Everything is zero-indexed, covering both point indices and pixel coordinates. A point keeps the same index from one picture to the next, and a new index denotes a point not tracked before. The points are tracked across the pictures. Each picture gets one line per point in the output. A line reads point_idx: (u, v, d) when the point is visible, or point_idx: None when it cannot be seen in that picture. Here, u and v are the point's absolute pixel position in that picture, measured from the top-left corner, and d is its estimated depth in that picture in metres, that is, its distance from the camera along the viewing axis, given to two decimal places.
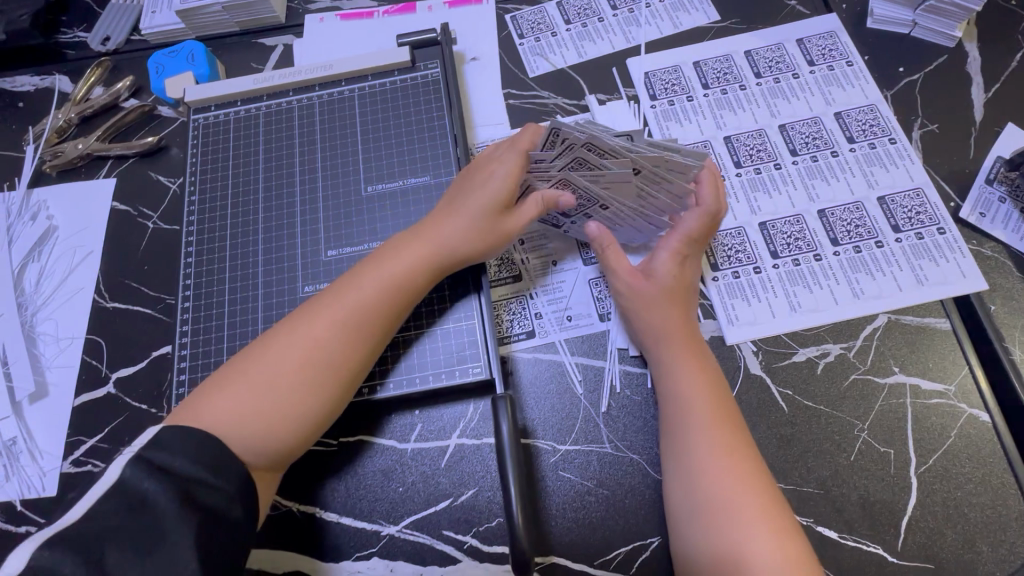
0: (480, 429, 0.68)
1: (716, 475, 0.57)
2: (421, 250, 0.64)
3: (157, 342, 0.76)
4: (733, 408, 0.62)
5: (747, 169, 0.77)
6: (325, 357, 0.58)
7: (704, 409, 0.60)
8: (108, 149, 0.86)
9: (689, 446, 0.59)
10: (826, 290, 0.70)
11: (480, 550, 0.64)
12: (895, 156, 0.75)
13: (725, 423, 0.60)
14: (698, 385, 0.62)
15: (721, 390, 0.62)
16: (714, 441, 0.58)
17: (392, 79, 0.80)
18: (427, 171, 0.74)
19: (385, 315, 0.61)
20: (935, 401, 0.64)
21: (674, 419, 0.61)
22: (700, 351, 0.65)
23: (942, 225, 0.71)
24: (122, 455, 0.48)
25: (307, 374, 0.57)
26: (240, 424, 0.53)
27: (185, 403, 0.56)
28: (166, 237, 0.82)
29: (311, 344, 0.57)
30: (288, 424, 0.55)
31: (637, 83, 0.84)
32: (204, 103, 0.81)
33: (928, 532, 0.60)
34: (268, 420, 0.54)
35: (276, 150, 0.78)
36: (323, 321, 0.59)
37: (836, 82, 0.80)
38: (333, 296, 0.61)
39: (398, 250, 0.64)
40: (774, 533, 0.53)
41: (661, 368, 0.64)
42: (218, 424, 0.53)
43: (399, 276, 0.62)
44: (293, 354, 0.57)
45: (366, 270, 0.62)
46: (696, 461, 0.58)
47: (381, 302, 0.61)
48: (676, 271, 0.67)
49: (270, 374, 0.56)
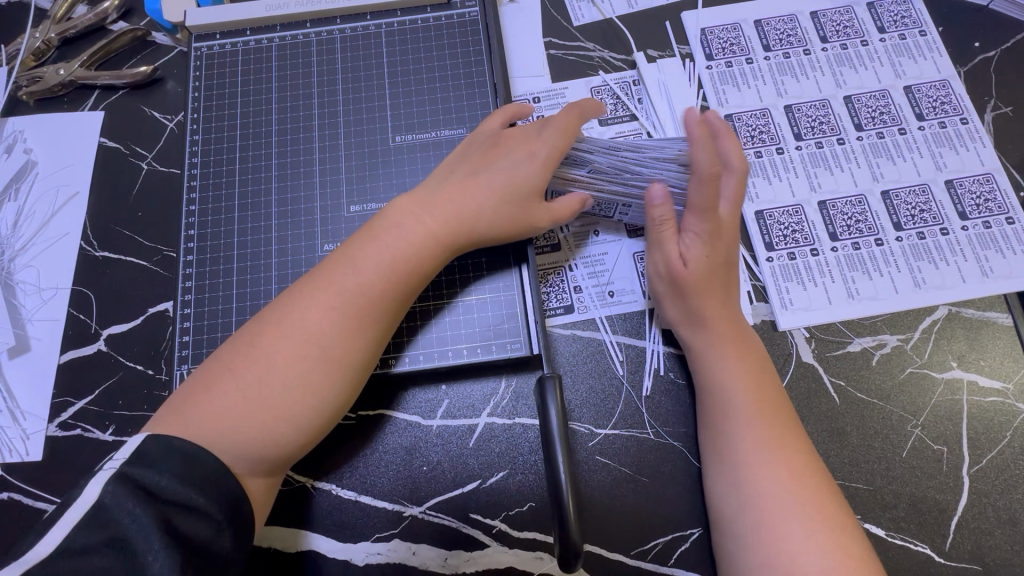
0: (513, 407, 0.63)
1: (760, 476, 0.52)
2: (441, 231, 0.56)
3: (154, 297, 0.68)
4: (779, 397, 0.57)
5: (807, 142, 0.71)
6: (326, 346, 0.51)
7: (748, 406, 0.55)
8: (94, 78, 0.75)
9: (731, 445, 0.55)
10: (886, 277, 0.66)
11: (508, 535, 0.60)
12: (966, 137, 0.70)
13: (770, 420, 0.55)
14: (737, 382, 0.57)
15: (766, 385, 0.57)
16: (758, 442, 0.54)
17: (423, 16, 0.71)
18: (463, 123, 0.67)
19: (394, 300, 0.54)
20: (992, 399, 0.62)
21: (714, 412, 0.57)
22: (745, 340, 0.59)
23: (1011, 215, 0.67)
24: (103, 470, 0.43)
25: (308, 363, 0.50)
26: (232, 422, 0.48)
27: (176, 397, 0.50)
28: (163, 181, 0.73)
29: (311, 329, 0.51)
30: (291, 416, 0.49)
31: (692, 40, 0.76)
32: (208, 29, 0.71)
33: (976, 532, 0.58)
34: (273, 408, 0.49)
35: (290, 90, 0.69)
36: (324, 304, 0.52)
37: (907, 52, 0.74)
38: (337, 273, 0.53)
39: (409, 222, 0.56)
40: (830, 533, 0.49)
41: (698, 363, 0.59)
42: (205, 424, 0.47)
43: (413, 255, 0.55)
44: (288, 343, 0.50)
45: (369, 247, 0.54)
46: (739, 460, 0.54)
47: (389, 286, 0.54)
48: (714, 250, 0.59)
49: (264, 368, 0.49)
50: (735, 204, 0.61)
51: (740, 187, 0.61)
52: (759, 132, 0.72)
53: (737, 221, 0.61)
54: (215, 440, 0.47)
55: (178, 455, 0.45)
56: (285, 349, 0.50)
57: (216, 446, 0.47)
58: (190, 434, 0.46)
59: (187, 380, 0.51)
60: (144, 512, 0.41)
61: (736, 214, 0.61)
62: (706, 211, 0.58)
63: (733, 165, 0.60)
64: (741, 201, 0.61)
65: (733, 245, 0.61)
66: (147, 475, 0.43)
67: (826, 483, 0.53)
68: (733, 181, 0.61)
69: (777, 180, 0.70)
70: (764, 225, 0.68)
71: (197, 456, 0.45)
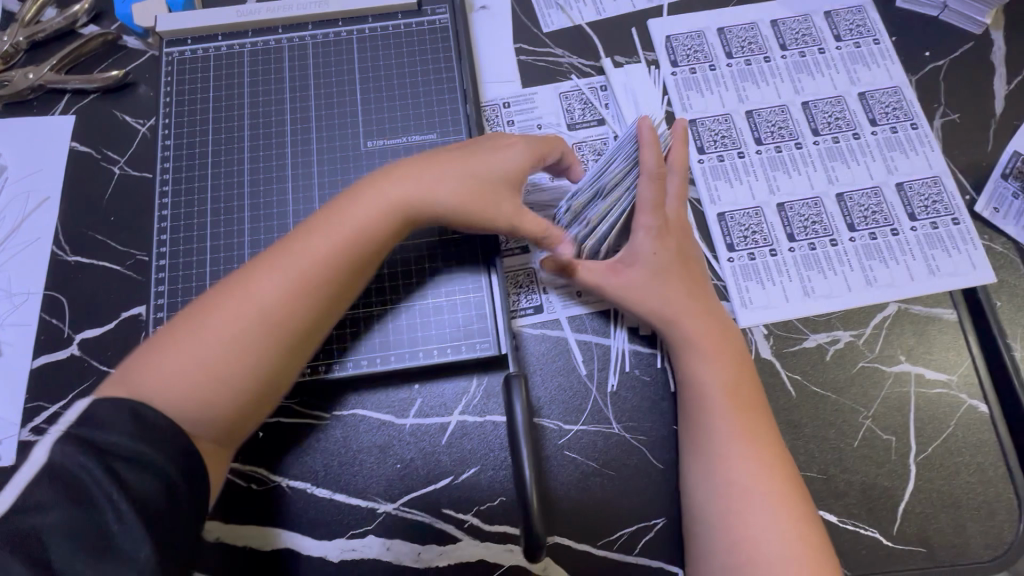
0: (484, 405, 0.65)
1: (736, 466, 0.56)
2: (404, 207, 0.58)
3: (128, 301, 0.69)
4: (754, 389, 0.60)
5: (767, 147, 0.74)
6: (271, 313, 0.52)
7: (725, 398, 0.59)
8: (64, 82, 0.76)
9: (710, 437, 0.58)
10: (839, 276, 0.69)
11: (480, 529, 0.62)
12: (916, 141, 0.74)
13: (743, 412, 0.58)
14: (717, 375, 0.60)
15: (744, 377, 0.60)
16: (733, 435, 0.57)
17: (395, 23, 0.72)
18: (433, 129, 0.68)
19: (352, 276, 0.56)
20: (938, 392, 0.65)
21: (691, 404, 0.60)
22: (723, 330, 0.63)
23: (957, 216, 0.71)
24: (49, 434, 0.44)
25: (252, 331, 0.52)
26: (180, 387, 0.49)
27: (125, 367, 0.51)
28: (135, 186, 0.73)
29: (255, 297, 0.52)
30: (238, 377, 0.51)
31: (658, 47, 0.79)
32: (180, 35, 0.72)
33: (921, 516, 0.61)
34: (222, 370, 0.50)
35: (263, 95, 0.70)
36: (270, 273, 0.53)
37: (862, 60, 0.77)
38: (291, 246, 0.55)
39: (370, 207, 0.57)
40: (791, 519, 0.53)
41: (678, 357, 0.62)
42: (154, 386, 0.49)
43: (366, 235, 0.56)
44: (238, 311, 0.52)
45: (319, 224, 0.56)
46: (715, 451, 0.57)
47: (338, 258, 0.55)
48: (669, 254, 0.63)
49: (212, 334, 0.51)
50: (679, 200, 0.66)
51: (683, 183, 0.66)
52: (721, 137, 0.74)
53: (680, 216, 0.66)
54: (164, 401, 0.49)
55: (132, 419, 0.46)
56: (241, 319, 0.52)
57: (168, 408, 0.48)
58: (141, 396, 0.48)
59: (139, 350, 0.53)
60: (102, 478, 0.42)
61: (680, 209, 0.66)
62: (655, 210, 0.63)
63: (676, 164, 0.66)
64: (681, 198, 0.66)
65: (683, 241, 0.65)
66: (96, 435, 0.44)
67: (793, 473, 0.57)
68: (675, 180, 0.66)
69: (738, 183, 0.73)
70: (726, 226, 0.71)
71: (147, 416, 0.47)
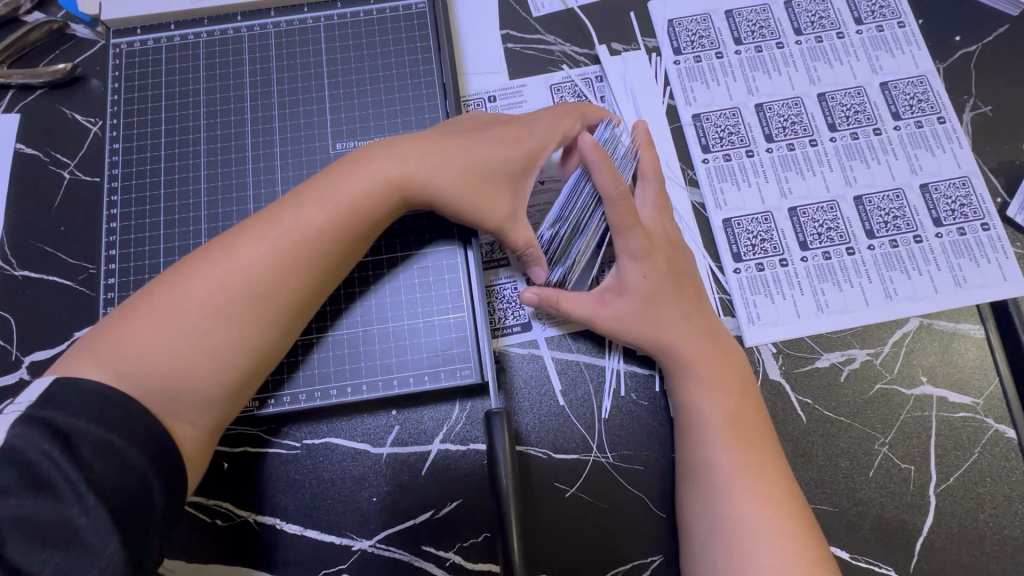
0: (467, 433, 0.60)
1: (739, 501, 0.50)
2: (392, 179, 0.53)
3: (80, 320, 0.63)
4: (757, 414, 0.55)
5: (779, 144, 0.67)
6: (254, 284, 0.48)
7: (725, 425, 0.54)
8: (6, 76, 0.69)
9: (708, 468, 0.52)
10: (856, 288, 0.63)
11: (463, 567, 0.57)
12: (943, 137, 0.67)
13: (745, 441, 0.53)
14: (715, 400, 0.55)
15: (745, 402, 0.55)
16: (735, 465, 0.52)
17: (366, 8, 0.65)
18: (409, 128, 0.62)
19: (345, 251, 0.52)
20: (962, 416, 0.60)
21: (688, 433, 0.55)
22: (721, 351, 0.57)
23: (986, 221, 0.64)
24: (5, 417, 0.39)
25: (233, 301, 0.47)
26: (151, 363, 0.44)
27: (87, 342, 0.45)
28: (87, 192, 0.67)
29: (238, 265, 0.48)
30: (217, 354, 0.46)
31: (660, 32, 0.71)
32: (128, 24, 0.65)
33: (941, 553, 0.57)
34: (201, 346, 0.46)
35: (221, 91, 0.63)
36: (255, 241, 0.49)
37: (884, 46, 0.70)
38: (275, 215, 0.50)
39: (359, 174, 0.53)
40: (802, 560, 0.48)
41: (673, 382, 0.57)
42: (120, 359, 0.44)
43: (358, 203, 0.52)
44: (217, 281, 0.47)
45: (306, 193, 0.51)
46: (716, 483, 0.52)
47: (328, 229, 0.51)
48: (659, 271, 0.58)
49: (190, 307, 0.46)
50: (658, 211, 0.60)
51: (660, 192, 0.61)
52: (728, 133, 0.68)
53: (664, 229, 0.60)
54: (134, 378, 0.43)
55: (96, 401, 0.41)
56: (209, 289, 0.47)
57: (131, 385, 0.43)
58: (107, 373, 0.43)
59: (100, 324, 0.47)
60: (62, 479, 0.37)
61: (661, 221, 0.61)
62: (632, 228, 0.57)
63: (649, 173, 0.61)
64: (661, 208, 0.61)
65: (669, 258, 0.59)
66: (60, 417, 0.40)
67: (803, 507, 0.51)
68: (651, 189, 0.61)
69: (746, 185, 0.66)
70: (732, 234, 0.65)
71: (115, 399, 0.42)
